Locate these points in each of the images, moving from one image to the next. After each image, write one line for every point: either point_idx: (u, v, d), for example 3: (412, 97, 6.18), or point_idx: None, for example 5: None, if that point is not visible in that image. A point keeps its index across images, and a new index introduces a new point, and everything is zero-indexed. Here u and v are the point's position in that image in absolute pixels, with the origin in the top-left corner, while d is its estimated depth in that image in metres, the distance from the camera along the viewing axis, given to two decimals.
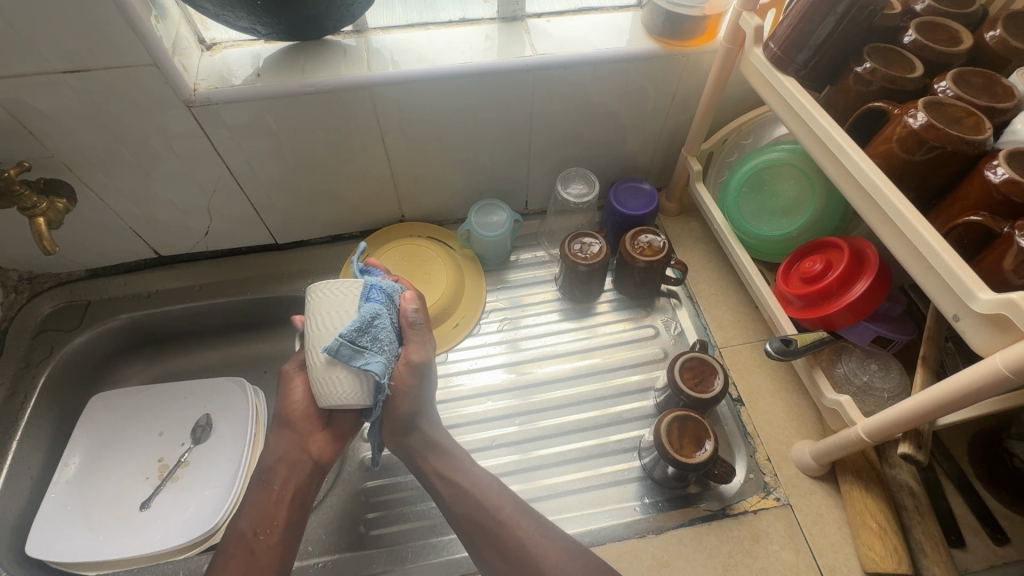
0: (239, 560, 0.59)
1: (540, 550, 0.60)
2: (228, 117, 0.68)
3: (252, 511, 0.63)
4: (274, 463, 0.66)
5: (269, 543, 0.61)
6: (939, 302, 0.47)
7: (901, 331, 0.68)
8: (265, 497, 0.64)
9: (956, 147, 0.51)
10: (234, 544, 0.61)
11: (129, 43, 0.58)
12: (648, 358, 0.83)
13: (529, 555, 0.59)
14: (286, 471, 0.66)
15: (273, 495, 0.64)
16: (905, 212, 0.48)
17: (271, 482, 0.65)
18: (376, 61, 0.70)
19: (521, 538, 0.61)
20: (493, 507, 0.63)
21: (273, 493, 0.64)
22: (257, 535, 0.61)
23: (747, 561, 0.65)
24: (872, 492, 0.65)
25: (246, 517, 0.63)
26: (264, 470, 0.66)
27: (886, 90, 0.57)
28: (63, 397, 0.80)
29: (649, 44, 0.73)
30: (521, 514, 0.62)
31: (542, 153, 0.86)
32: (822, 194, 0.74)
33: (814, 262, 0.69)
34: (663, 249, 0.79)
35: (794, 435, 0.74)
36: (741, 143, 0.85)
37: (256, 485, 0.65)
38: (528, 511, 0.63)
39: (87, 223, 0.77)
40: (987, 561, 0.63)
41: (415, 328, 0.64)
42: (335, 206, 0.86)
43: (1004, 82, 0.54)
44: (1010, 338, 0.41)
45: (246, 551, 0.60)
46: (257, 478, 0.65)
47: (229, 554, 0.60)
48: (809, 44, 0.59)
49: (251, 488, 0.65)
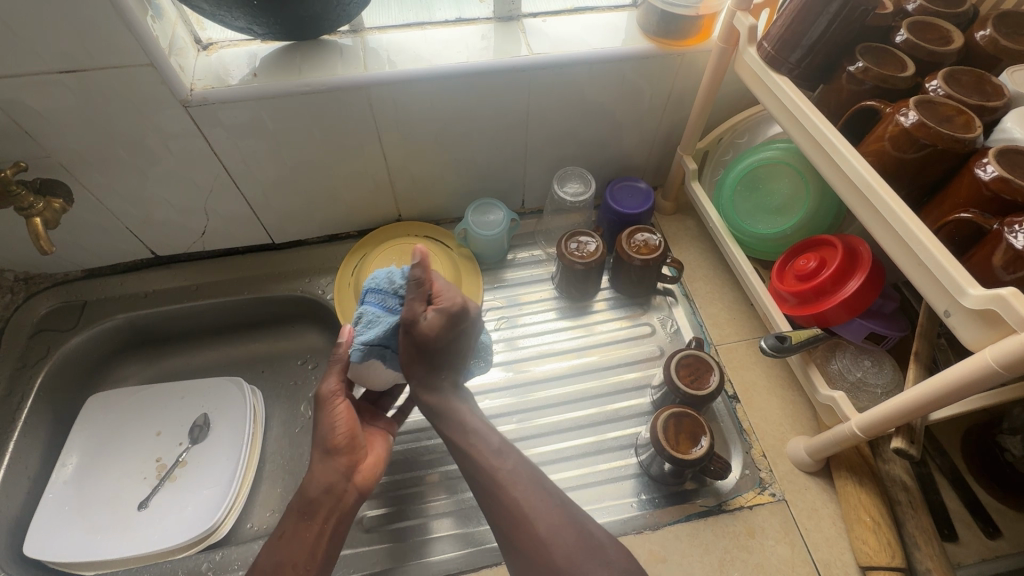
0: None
1: (534, 513, 0.59)
2: (225, 117, 0.68)
3: (290, 541, 0.60)
4: (319, 492, 0.62)
5: (304, 575, 0.58)
6: (930, 298, 0.47)
7: (894, 327, 0.68)
8: (304, 529, 0.61)
9: (947, 146, 0.51)
10: (269, 574, 0.58)
11: (125, 43, 0.58)
12: (644, 356, 0.83)
13: (531, 533, 0.58)
14: (329, 501, 0.62)
15: (314, 527, 0.61)
16: (896, 210, 0.49)
17: (314, 513, 0.62)
18: (373, 60, 0.71)
19: (517, 497, 0.60)
20: (492, 466, 0.62)
21: (313, 526, 0.61)
22: (294, 566, 0.58)
23: (743, 556, 0.66)
24: (865, 487, 0.66)
25: (282, 547, 0.60)
26: (305, 500, 0.62)
27: (879, 89, 0.58)
28: (61, 397, 0.80)
29: (644, 44, 0.74)
30: (520, 473, 0.62)
31: (538, 153, 0.86)
32: (816, 191, 0.74)
33: (808, 260, 0.70)
34: (659, 247, 0.80)
35: (789, 431, 0.74)
36: (736, 141, 0.86)
37: (295, 514, 0.62)
38: (528, 467, 0.63)
39: (83, 223, 0.77)
40: (980, 555, 0.64)
41: (419, 289, 0.62)
42: (332, 206, 0.87)
43: (993, 80, 0.54)
44: (999, 333, 0.42)
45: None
46: (299, 505, 0.62)
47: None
48: (802, 43, 0.60)
49: (290, 518, 0.62)
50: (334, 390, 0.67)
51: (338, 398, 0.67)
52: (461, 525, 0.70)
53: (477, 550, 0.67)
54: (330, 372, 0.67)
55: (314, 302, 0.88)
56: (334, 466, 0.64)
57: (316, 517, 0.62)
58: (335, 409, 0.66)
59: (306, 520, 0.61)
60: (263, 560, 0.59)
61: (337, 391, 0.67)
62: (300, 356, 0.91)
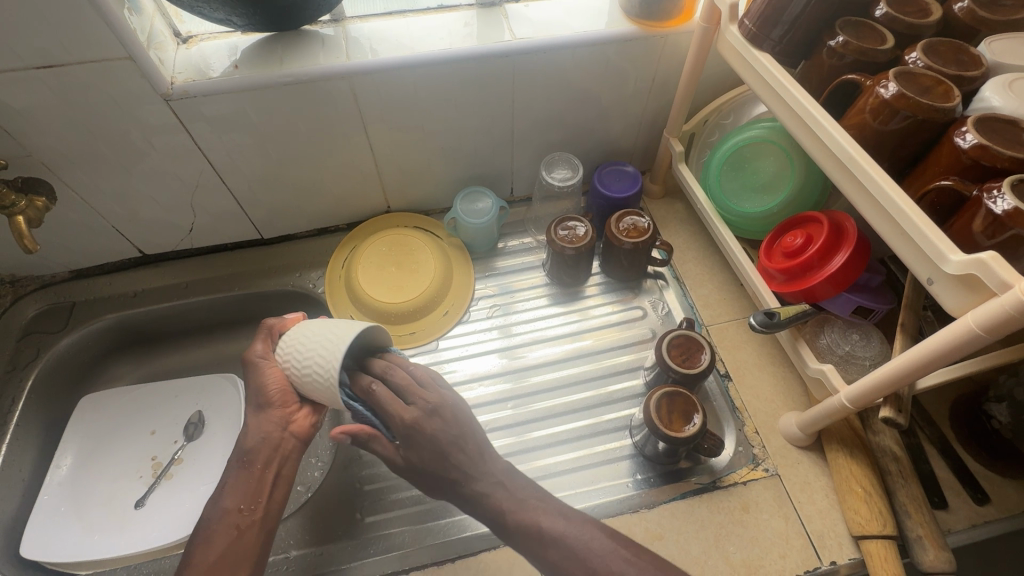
0: (223, 537, 0.59)
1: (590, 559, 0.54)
2: (207, 110, 0.67)
3: (235, 490, 0.62)
4: (257, 443, 0.64)
5: (253, 518, 0.61)
6: (913, 266, 0.48)
7: (882, 301, 0.69)
8: (247, 476, 0.63)
9: (927, 115, 0.52)
10: (219, 521, 0.60)
11: (99, 34, 0.57)
12: (636, 339, 0.83)
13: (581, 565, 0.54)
14: (267, 450, 0.64)
15: (256, 474, 0.63)
16: (879, 180, 0.49)
17: (253, 461, 0.63)
18: (355, 49, 0.70)
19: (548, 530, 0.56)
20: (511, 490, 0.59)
21: (255, 472, 0.63)
22: (242, 511, 0.61)
23: (738, 530, 0.67)
24: (855, 458, 0.67)
25: (229, 495, 0.62)
26: (246, 450, 0.64)
27: (859, 63, 0.58)
28: (52, 399, 0.79)
29: (627, 26, 0.73)
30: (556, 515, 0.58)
31: (524, 139, 0.86)
32: (801, 169, 0.75)
33: (795, 237, 0.70)
34: (647, 230, 0.80)
35: (780, 407, 0.75)
36: (721, 122, 0.86)
37: (238, 463, 0.63)
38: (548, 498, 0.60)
39: (68, 223, 0.76)
40: (970, 521, 0.65)
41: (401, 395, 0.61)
42: (319, 199, 0.86)
43: (971, 50, 0.55)
44: (981, 297, 0.42)
45: (231, 526, 0.60)
46: (238, 457, 0.63)
47: (215, 528, 0.60)
48: (783, 20, 0.60)
49: (232, 467, 0.63)
50: (264, 356, 0.67)
51: (269, 361, 0.67)
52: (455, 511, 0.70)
53: (474, 535, 0.67)
54: (261, 338, 0.68)
55: (306, 296, 0.88)
56: (270, 418, 0.65)
57: (257, 465, 0.63)
58: (263, 370, 0.66)
59: (247, 468, 0.63)
60: (210, 508, 0.61)
61: (266, 354, 0.67)
62: None
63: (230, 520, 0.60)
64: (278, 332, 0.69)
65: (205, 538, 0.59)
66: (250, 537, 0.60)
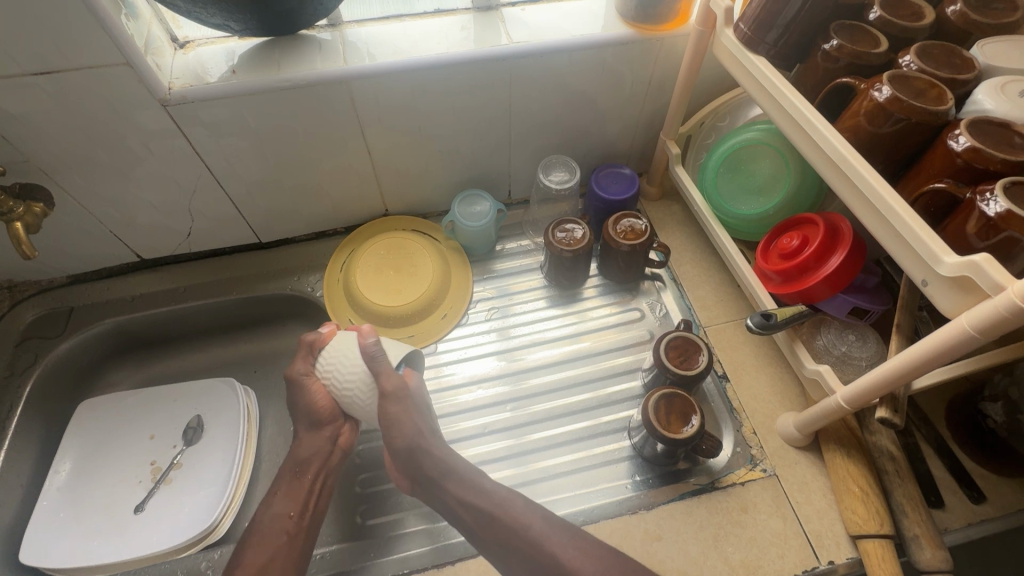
0: (275, 541, 0.61)
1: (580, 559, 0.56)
2: (205, 115, 0.67)
3: (285, 497, 0.64)
4: (308, 455, 0.66)
5: (301, 525, 0.63)
6: (907, 268, 0.48)
7: (878, 301, 0.69)
8: (298, 485, 0.65)
9: (920, 118, 0.52)
10: (270, 525, 0.62)
11: (97, 41, 0.57)
12: (634, 340, 0.84)
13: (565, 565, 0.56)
14: (319, 461, 0.66)
15: (305, 484, 0.65)
16: (873, 182, 0.50)
17: (305, 471, 0.66)
18: (352, 53, 0.70)
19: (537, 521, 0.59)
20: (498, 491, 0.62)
21: (306, 483, 0.65)
22: (292, 517, 0.63)
23: (736, 530, 0.67)
24: (852, 458, 0.67)
25: (279, 501, 0.65)
26: (297, 461, 0.66)
27: (854, 66, 0.58)
28: (51, 404, 0.79)
29: (623, 29, 0.74)
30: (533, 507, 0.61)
31: (522, 142, 0.86)
32: (797, 171, 0.76)
33: (791, 239, 0.71)
34: (645, 232, 0.80)
35: (778, 408, 0.76)
36: (717, 125, 0.87)
37: (288, 474, 0.66)
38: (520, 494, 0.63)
39: (65, 228, 0.76)
40: (965, 519, 0.66)
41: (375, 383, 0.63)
42: (317, 202, 0.86)
43: (964, 53, 0.56)
44: (974, 299, 0.43)
45: (283, 531, 0.62)
46: (289, 467, 0.66)
47: (265, 532, 0.62)
48: (778, 23, 0.60)
49: (282, 476, 0.66)
50: (306, 373, 0.67)
51: (313, 378, 0.67)
52: None
53: None
54: (301, 355, 0.67)
55: (304, 300, 0.88)
56: (320, 434, 0.67)
57: (307, 475, 0.66)
58: (310, 388, 0.66)
59: (298, 477, 0.66)
60: (261, 514, 0.63)
61: (308, 371, 0.67)
62: (290, 354, 0.91)
63: (281, 525, 0.62)
64: (318, 347, 0.68)
65: (255, 542, 0.61)
66: (299, 543, 0.62)
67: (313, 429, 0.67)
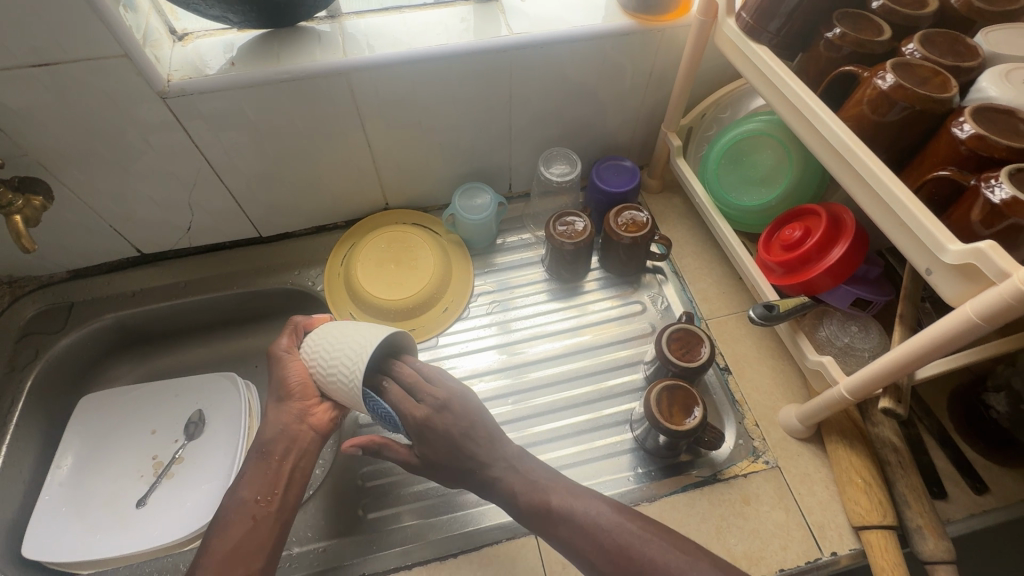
0: (241, 527, 0.59)
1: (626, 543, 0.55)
2: (204, 107, 0.67)
3: (253, 481, 0.62)
4: (273, 435, 0.64)
5: (270, 509, 0.61)
6: (911, 258, 0.48)
7: (880, 292, 0.69)
8: (268, 469, 0.63)
9: (924, 106, 0.52)
10: (237, 511, 0.60)
11: (96, 33, 0.57)
12: (636, 333, 0.84)
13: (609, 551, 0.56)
14: (284, 442, 0.64)
15: (273, 466, 0.63)
16: (876, 170, 0.50)
17: (271, 453, 0.63)
18: (352, 45, 0.70)
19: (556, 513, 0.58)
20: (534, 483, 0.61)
21: (274, 465, 0.63)
22: (258, 502, 0.61)
23: (739, 522, 0.67)
24: (855, 450, 0.67)
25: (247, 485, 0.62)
26: (264, 443, 0.64)
27: (856, 54, 0.58)
28: (52, 400, 0.79)
29: (624, 20, 0.73)
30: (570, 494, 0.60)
31: (523, 134, 0.86)
32: (799, 161, 0.75)
33: (794, 230, 0.70)
34: (646, 224, 0.80)
35: (781, 399, 0.76)
36: (719, 116, 0.87)
37: (256, 456, 0.64)
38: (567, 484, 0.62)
39: (64, 223, 0.76)
40: (968, 509, 0.66)
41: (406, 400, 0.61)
42: (317, 196, 0.86)
43: (968, 41, 0.55)
44: (979, 286, 0.43)
45: (248, 517, 0.60)
46: (255, 448, 0.64)
47: (231, 517, 0.60)
48: (780, 12, 0.60)
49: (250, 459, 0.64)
50: (288, 349, 0.67)
51: (293, 354, 0.67)
52: (457, 507, 0.70)
53: (477, 530, 0.67)
54: (287, 333, 0.68)
55: (304, 294, 0.88)
56: (289, 410, 0.65)
57: (274, 456, 0.63)
58: (287, 363, 0.66)
59: (266, 460, 0.63)
60: (229, 499, 0.62)
61: (291, 348, 0.68)
62: None
63: (248, 511, 0.60)
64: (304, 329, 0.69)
65: (222, 528, 0.59)
66: (266, 528, 0.60)
67: (283, 406, 0.65)
